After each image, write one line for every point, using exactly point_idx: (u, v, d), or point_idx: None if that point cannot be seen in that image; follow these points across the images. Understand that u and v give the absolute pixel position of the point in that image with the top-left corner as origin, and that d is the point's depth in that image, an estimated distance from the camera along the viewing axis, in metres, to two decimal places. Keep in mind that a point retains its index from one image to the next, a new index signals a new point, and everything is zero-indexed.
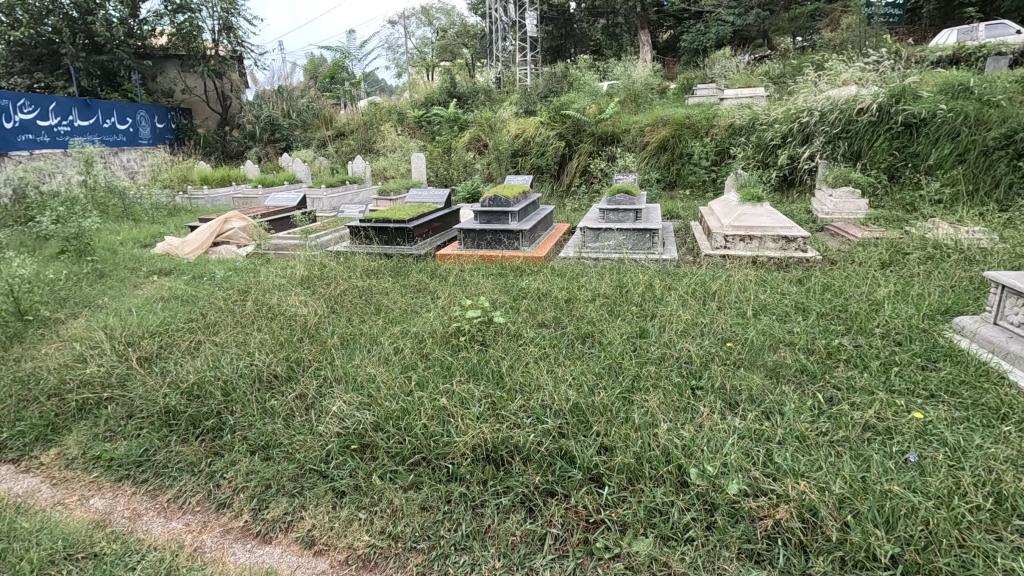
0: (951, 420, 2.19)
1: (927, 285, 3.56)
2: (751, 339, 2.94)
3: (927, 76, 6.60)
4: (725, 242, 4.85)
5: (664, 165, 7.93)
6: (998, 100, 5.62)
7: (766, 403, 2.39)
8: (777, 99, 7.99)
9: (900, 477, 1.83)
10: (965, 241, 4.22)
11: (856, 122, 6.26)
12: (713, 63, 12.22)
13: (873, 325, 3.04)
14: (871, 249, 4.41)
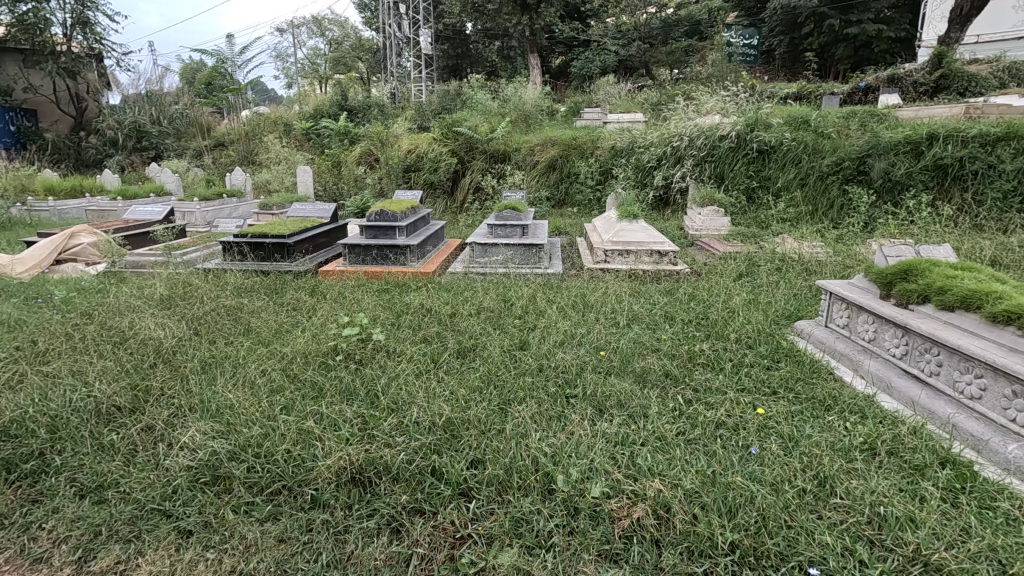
0: (789, 415, 2.43)
1: (775, 294, 3.98)
2: (622, 347, 3.11)
3: (775, 109, 7.45)
4: (605, 256, 5.11)
5: (553, 183, 8.27)
6: (829, 132, 6.44)
7: (632, 407, 2.52)
8: (653, 124, 8.63)
9: (742, 469, 2.01)
10: (806, 254, 4.80)
11: (719, 147, 6.92)
12: (599, 89, 13.01)
13: (729, 330, 3.34)
14: (730, 262, 4.86)
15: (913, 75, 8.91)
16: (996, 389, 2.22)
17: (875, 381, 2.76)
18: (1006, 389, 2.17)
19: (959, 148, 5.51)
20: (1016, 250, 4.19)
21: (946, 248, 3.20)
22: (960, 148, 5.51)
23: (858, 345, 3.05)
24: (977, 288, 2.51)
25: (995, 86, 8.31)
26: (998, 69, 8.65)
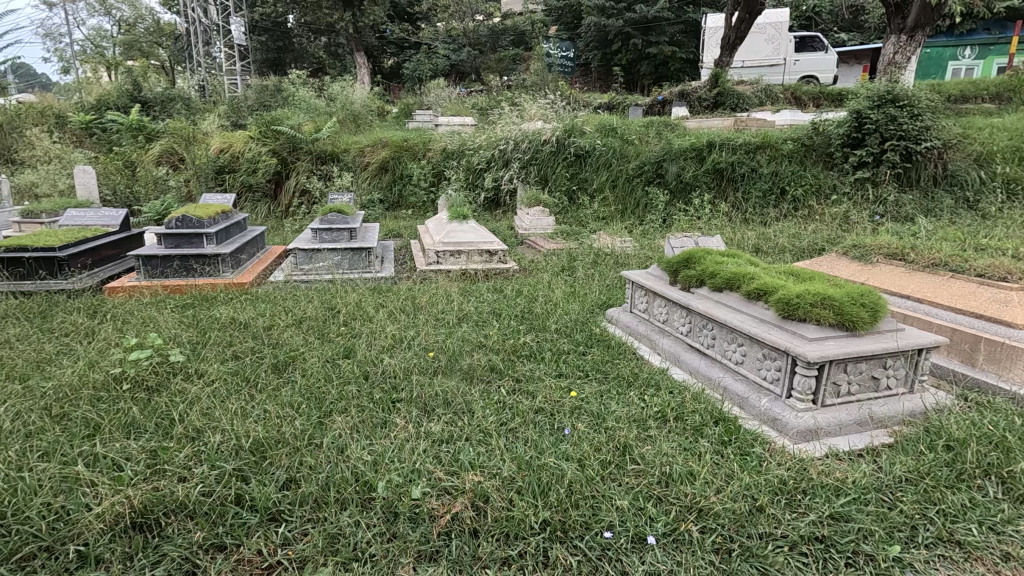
0: (597, 394, 2.68)
1: (591, 286, 4.36)
2: (449, 346, 3.15)
3: (589, 117, 8.15)
4: (437, 257, 5.10)
5: (386, 185, 8.10)
6: (633, 138, 7.23)
7: (457, 404, 2.56)
8: (481, 128, 8.91)
9: (555, 451, 2.16)
10: (618, 249, 5.33)
11: (542, 151, 7.38)
12: (429, 92, 13.07)
13: (549, 322, 3.56)
14: (553, 259, 5.21)
15: (697, 91, 10.34)
16: (753, 352, 2.66)
17: (668, 356, 3.15)
18: (760, 353, 2.62)
19: (731, 154, 6.55)
20: (771, 239, 5.10)
21: (717, 239, 3.78)
22: (732, 154, 6.55)
23: (655, 326, 3.45)
24: (736, 271, 3.00)
25: (756, 104, 10.03)
26: (757, 89, 10.42)
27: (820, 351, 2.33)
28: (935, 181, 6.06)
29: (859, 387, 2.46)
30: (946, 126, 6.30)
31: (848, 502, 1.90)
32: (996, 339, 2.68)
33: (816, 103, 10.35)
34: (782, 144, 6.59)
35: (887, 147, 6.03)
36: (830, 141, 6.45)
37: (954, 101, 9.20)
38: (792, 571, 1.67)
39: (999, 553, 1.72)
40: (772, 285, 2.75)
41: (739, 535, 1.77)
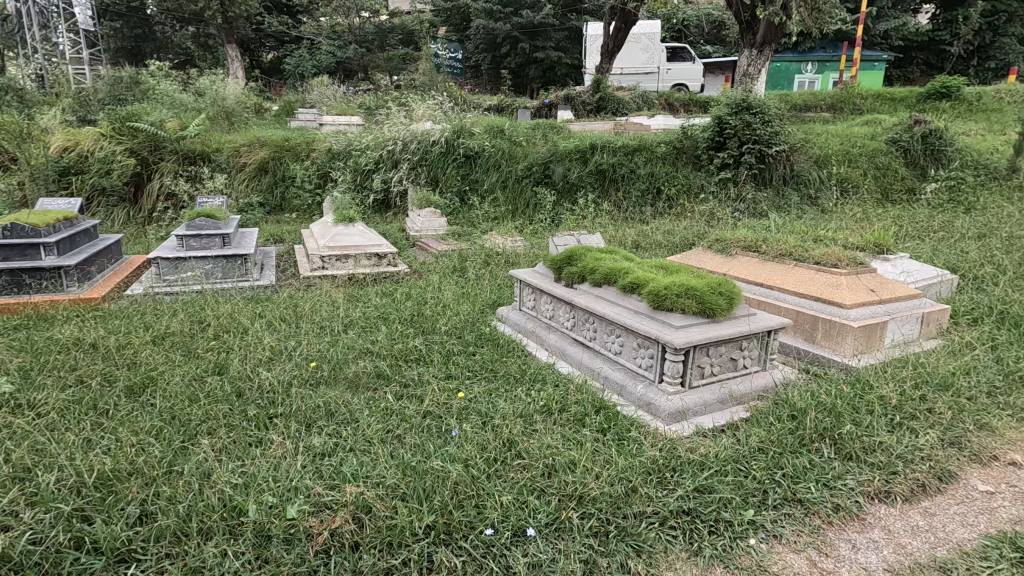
0: (485, 393, 2.70)
1: (481, 286, 4.39)
2: (333, 354, 3.02)
3: (478, 118, 8.21)
4: (323, 262, 4.92)
5: (266, 188, 7.60)
6: (520, 140, 7.39)
7: (341, 414, 2.46)
8: (368, 128, 8.65)
9: (442, 454, 2.15)
10: (508, 248, 5.43)
11: (431, 152, 7.33)
12: (312, 89, 12.47)
13: (439, 324, 3.54)
14: (445, 260, 5.19)
15: (581, 95, 10.80)
16: (629, 342, 2.83)
17: (554, 351, 3.26)
18: (635, 342, 2.79)
19: (612, 156, 6.92)
20: (649, 236, 5.46)
21: (598, 237, 3.97)
22: (612, 156, 6.92)
23: (542, 322, 3.55)
24: (613, 266, 3.17)
25: (634, 108, 10.69)
26: (635, 95, 11.10)
27: (685, 338, 2.52)
28: (784, 181, 6.82)
29: (720, 367, 2.70)
30: (791, 132, 7.12)
31: (711, 474, 2.07)
32: (828, 318, 3.11)
33: (687, 109, 11.22)
34: (656, 147, 7.08)
35: (744, 150, 6.70)
36: (697, 144, 7.01)
37: (798, 109, 10.42)
38: (662, 545, 1.80)
39: (831, 505, 1.98)
40: (644, 279, 2.94)
41: (616, 516, 1.87)
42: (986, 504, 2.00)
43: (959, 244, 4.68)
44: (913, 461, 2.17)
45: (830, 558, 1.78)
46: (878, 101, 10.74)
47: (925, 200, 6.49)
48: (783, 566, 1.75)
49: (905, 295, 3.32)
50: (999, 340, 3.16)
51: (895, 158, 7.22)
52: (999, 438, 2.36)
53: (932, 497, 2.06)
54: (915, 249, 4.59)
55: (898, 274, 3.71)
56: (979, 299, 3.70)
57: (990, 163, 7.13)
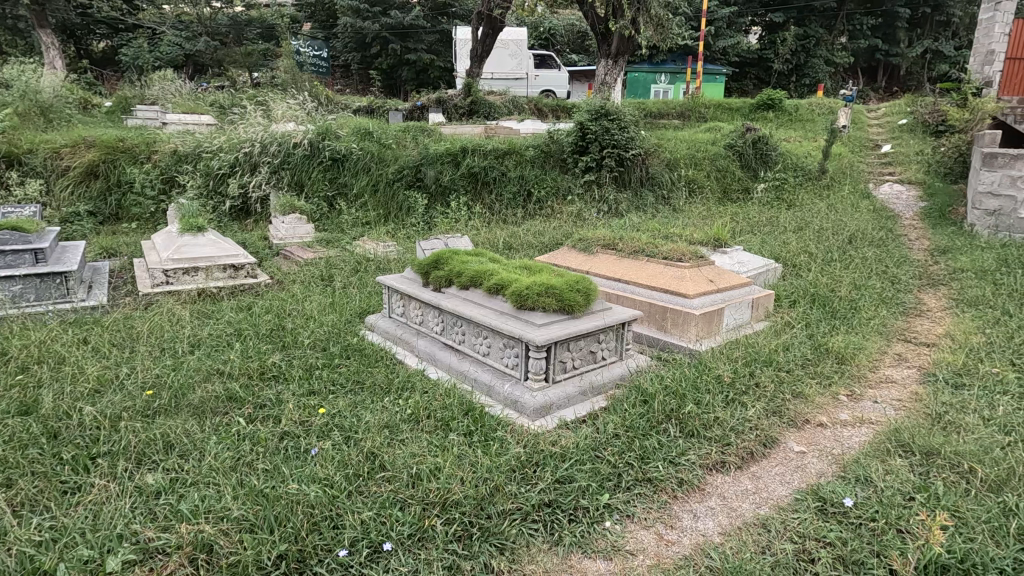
0: (350, 406, 2.59)
1: (350, 294, 4.22)
2: (176, 379, 2.72)
3: (345, 120, 7.91)
4: (167, 277, 4.41)
5: (98, 194, 6.69)
6: (390, 142, 7.23)
7: (183, 444, 2.22)
8: (221, 127, 7.96)
9: (297, 476, 2.02)
10: (380, 254, 5.28)
11: (293, 155, 6.94)
12: (154, 83, 11.20)
13: (301, 336, 3.33)
14: (311, 268, 4.92)
15: (453, 99, 10.84)
16: (496, 342, 2.87)
17: (424, 357, 3.22)
18: (501, 342, 2.84)
19: (482, 160, 7.01)
20: (520, 237, 5.62)
21: (466, 240, 3.99)
22: (483, 160, 7.02)
23: (412, 328, 3.49)
24: (479, 268, 3.20)
25: (505, 112, 10.94)
26: (506, 100, 11.37)
27: (546, 335, 2.62)
28: (642, 182, 7.39)
29: (581, 361, 2.84)
30: (645, 138, 7.72)
31: (570, 464, 2.17)
32: (674, 308, 3.40)
33: (555, 114, 11.72)
34: (525, 150, 7.29)
35: (605, 154, 7.15)
36: (563, 148, 7.34)
37: (653, 117, 11.34)
38: (524, 540, 1.85)
39: (676, 480, 2.16)
40: (508, 279, 3.00)
41: (479, 517, 1.89)
42: (800, 462, 2.30)
43: (782, 237, 5.37)
44: (743, 432, 2.43)
45: (675, 530, 1.94)
46: (719, 110, 12.01)
47: (757, 199, 7.36)
48: (635, 543, 1.88)
49: (738, 283, 3.73)
50: (811, 318, 3.66)
51: (732, 161, 8.11)
52: (810, 404, 2.74)
53: (758, 462, 2.33)
54: (748, 242, 5.19)
55: (733, 264, 4.16)
56: (796, 283, 4.26)
57: (805, 166, 8.28)
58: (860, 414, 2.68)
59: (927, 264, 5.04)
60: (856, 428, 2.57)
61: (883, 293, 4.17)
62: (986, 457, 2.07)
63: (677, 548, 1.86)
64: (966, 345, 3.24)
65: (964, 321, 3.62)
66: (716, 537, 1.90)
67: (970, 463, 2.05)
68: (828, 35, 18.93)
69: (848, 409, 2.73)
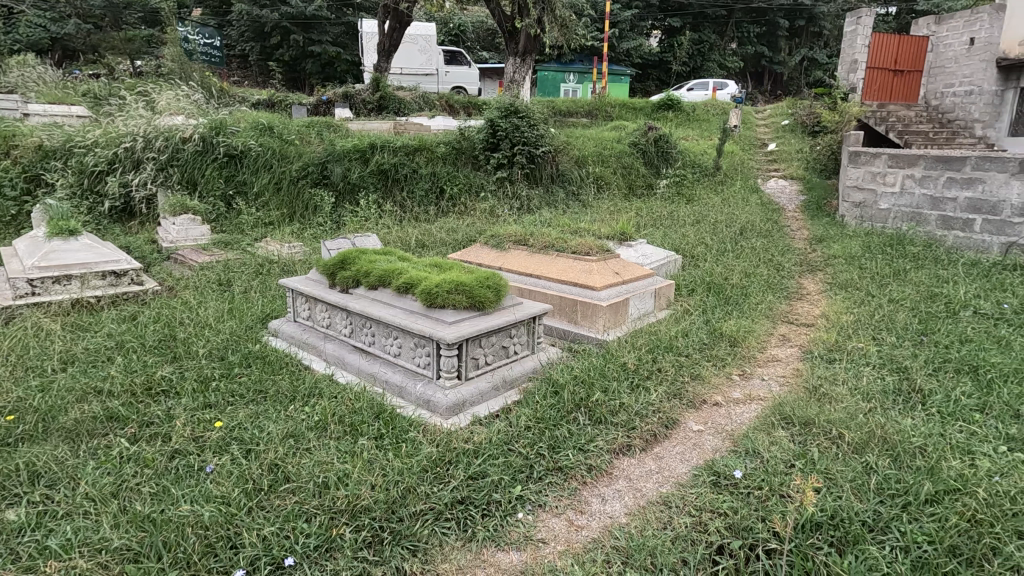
0: (251, 417, 2.44)
1: (252, 299, 3.98)
2: (46, 401, 2.44)
3: (242, 114, 7.44)
4: (32, 287, 3.90)
5: None
6: (293, 137, 6.88)
7: (54, 472, 2.00)
8: (97, 120, 7.21)
9: (190, 495, 1.89)
10: (285, 255, 5.03)
11: (183, 151, 6.45)
12: (12, 69, 9.93)
13: (196, 346, 3.09)
14: (208, 272, 4.59)
15: (360, 94, 10.51)
16: (407, 342, 2.82)
17: (333, 361, 3.10)
18: (411, 342, 2.80)
19: (392, 156, 6.85)
20: (433, 234, 5.56)
21: (375, 239, 3.90)
22: (393, 156, 6.85)
23: (320, 332, 3.35)
24: (387, 268, 3.13)
25: (416, 108, 10.76)
26: (416, 96, 11.19)
27: (456, 333, 2.60)
28: (552, 179, 7.56)
29: (493, 356, 2.86)
30: (555, 135, 7.90)
31: (483, 459, 2.18)
32: (583, 300, 3.51)
33: (466, 111, 11.69)
34: (435, 147, 7.20)
35: (516, 151, 7.23)
36: (474, 145, 7.34)
37: (562, 115, 11.62)
38: (436, 540, 1.84)
39: (586, 467, 2.24)
40: (417, 278, 2.96)
41: (390, 521, 1.85)
42: (698, 441, 2.46)
43: (682, 230, 5.71)
44: (647, 416, 2.56)
45: (584, 515, 2.01)
46: (623, 109, 12.53)
47: (660, 194, 7.77)
48: (546, 532, 1.93)
49: (642, 275, 3.91)
50: (708, 306, 3.92)
51: (636, 158, 8.50)
52: (707, 384, 2.94)
53: (661, 442, 2.46)
54: (651, 236, 5.47)
55: (637, 257, 4.36)
56: (695, 273, 4.54)
57: (702, 163, 8.86)
58: (750, 391, 2.91)
59: (807, 252, 5.55)
60: (747, 405, 2.78)
61: (770, 280, 4.55)
62: (852, 423, 2.31)
63: (586, 533, 1.92)
64: (838, 323, 3.60)
65: (836, 302, 4.04)
66: (623, 518, 1.98)
67: (839, 429, 2.29)
68: (720, 41, 20.33)
69: (740, 388, 2.96)
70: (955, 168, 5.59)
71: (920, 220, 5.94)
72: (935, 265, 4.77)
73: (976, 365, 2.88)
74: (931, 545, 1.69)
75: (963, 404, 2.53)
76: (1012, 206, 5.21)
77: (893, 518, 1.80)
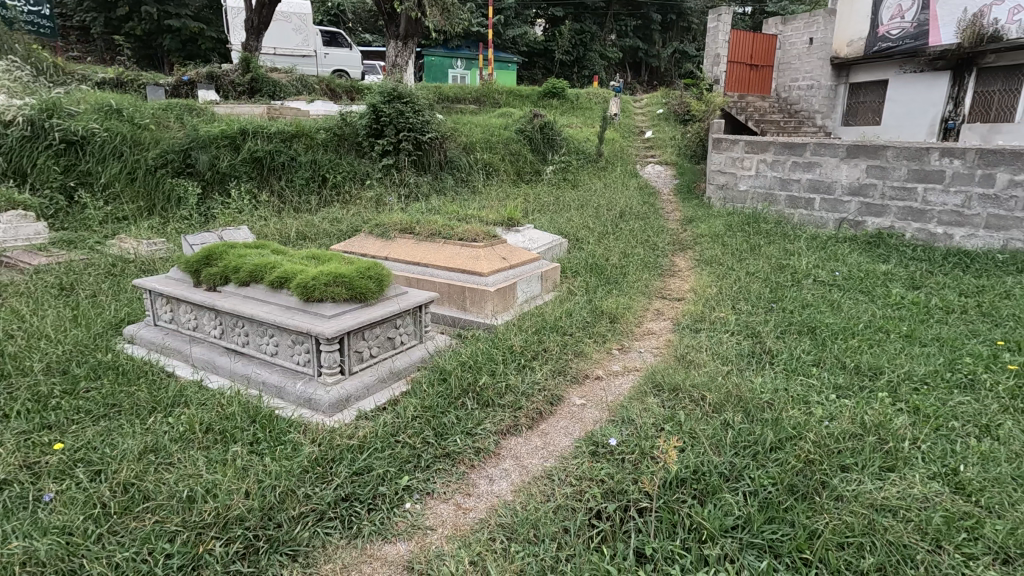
0: (102, 433, 2.19)
1: (102, 304, 3.54)
2: None
3: (82, 95, 6.55)
4: None
5: None
6: (147, 122, 6.19)
7: None
8: None
9: (21, 530, 1.66)
10: (143, 253, 4.53)
11: (6, 137, 5.55)
12: None
13: (31, 361, 2.70)
14: (47, 276, 4.02)
15: (228, 75, 9.67)
16: (284, 341, 2.66)
17: (202, 365, 2.86)
18: (289, 340, 2.64)
19: (267, 143, 6.39)
20: (314, 225, 5.29)
21: (246, 231, 3.64)
22: (267, 143, 6.40)
23: (185, 334, 3.07)
24: (259, 261, 2.93)
25: (293, 92, 10.11)
26: (291, 79, 10.49)
27: (337, 326, 2.49)
28: (441, 166, 7.48)
29: (378, 348, 2.79)
30: (441, 121, 7.82)
31: (369, 454, 2.13)
32: (471, 287, 3.53)
33: (349, 96, 11.19)
34: (315, 133, 6.82)
35: (401, 138, 7.05)
36: (357, 131, 7.05)
37: (450, 101, 11.50)
38: (319, 541, 1.78)
39: (473, 449, 2.27)
40: (293, 271, 2.79)
41: (266, 528, 1.75)
42: (580, 414, 2.59)
43: (567, 214, 5.92)
44: (532, 394, 2.64)
45: (472, 497, 2.04)
46: (511, 96, 12.67)
47: (547, 180, 7.99)
48: (434, 518, 1.93)
49: (528, 259, 4.01)
50: (591, 286, 4.11)
51: (523, 145, 8.66)
52: (589, 360, 3.10)
53: (546, 419, 2.55)
54: (538, 220, 5.62)
55: (525, 241, 4.46)
56: (579, 255, 4.73)
57: (585, 149, 9.25)
58: (627, 363, 3.11)
59: (678, 232, 5.99)
60: (625, 375, 2.97)
61: (647, 258, 4.87)
62: (712, 385, 2.56)
63: (474, 514, 1.95)
64: (703, 296, 3.95)
65: (702, 277, 4.42)
66: (509, 495, 2.04)
67: (702, 392, 2.52)
68: (600, 32, 21.20)
69: (619, 361, 3.15)
70: (798, 154, 6.30)
71: (772, 200, 6.65)
72: (784, 240, 5.36)
73: (813, 326, 3.30)
74: (774, 485, 1.92)
75: (803, 359, 2.90)
76: (843, 187, 5.97)
77: (744, 466, 2.01)
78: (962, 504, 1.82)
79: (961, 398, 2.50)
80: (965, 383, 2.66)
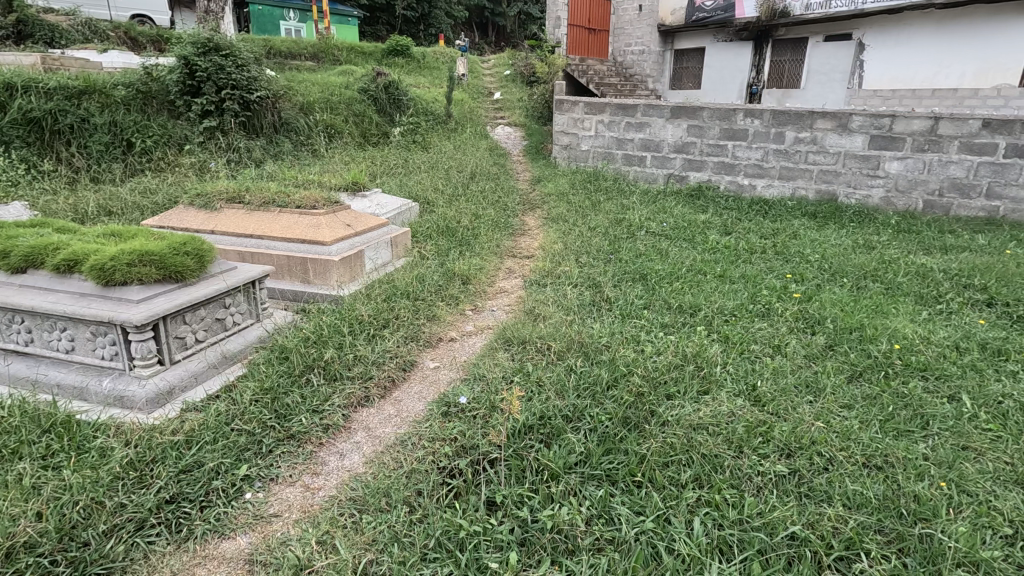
0: None
1: None
2: None
3: None
4: None
5: None
6: None
7: None
8: None
9: None
10: None
11: None
12: None
13: None
14: None
15: None
16: (81, 334, 2.25)
17: None
18: (88, 332, 2.24)
19: (44, 101, 5.28)
20: (119, 198, 4.54)
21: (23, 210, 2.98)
22: (45, 101, 5.29)
23: None
24: (37, 242, 2.44)
25: (78, 40, 8.42)
26: (74, 23, 8.73)
27: (147, 311, 2.16)
28: (274, 128, 6.81)
29: (205, 332, 2.50)
30: (272, 78, 7.07)
31: (198, 448, 1.92)
32: (312, 258, 3.30)
33: (156, 47, 9.63)
34: (111, 90, 5.79)
35: (224, 96, 6.28)
36: (167, 88, 6.12)
37: (282, 56, 10.43)
38: (140, 552, 1.58)
39: (322, 427, 2.17)
40: (85, 251, 2.36)
41: (68, 550, 1.51)
42: (433, 376, 2.59)
43: (417, 177, 5.77)
44: (383, 362, 2.58)
45: (320, 476, 1.95)
46: (352, 53, 11.86)
47: (395, 142, 7.68)
48: (279, 504, 1.82)
49: (376, 225, 3.85)
50: (442, 249, 4.09)
51: (368, 105, 8.20)
52: (443, 323, 3.10)
53: (399, 386, 2.52)
54: (386, 184, 5.40)
55: (371, 207, 4.26)
56: (430, 219, 4.65)
57: (434, 110, 9.04)
58: (480, 323, 3.16)
59: (528, 192, 6.16)
60: (477, 334, 3.02)
61: (498, 219, 4.94)
62: (558, 335, 2.70)
63: (323, 492, 1.87)
64: (551, 252, 4.12)
65: (550, 234, 4.60)
66: (361, 468, 1.98)
67: (547, 342, 2.65)
68: None
69: (472, 321, 3.19)
70: (631, 115, 6.75)
71: (610, 158, 7.08)
72: (621, 195, 5.77)
73: (645, 273, 3.62)
74: (610, 420, 2.10)
75: (636, 304, 3.18)
76: (668, 145, 6.54)
77: (585, 406, 2.16)
78: (758, 414, 2.15)
79: (760, 324, 2.94)
80: (763, 312, 3.12)
